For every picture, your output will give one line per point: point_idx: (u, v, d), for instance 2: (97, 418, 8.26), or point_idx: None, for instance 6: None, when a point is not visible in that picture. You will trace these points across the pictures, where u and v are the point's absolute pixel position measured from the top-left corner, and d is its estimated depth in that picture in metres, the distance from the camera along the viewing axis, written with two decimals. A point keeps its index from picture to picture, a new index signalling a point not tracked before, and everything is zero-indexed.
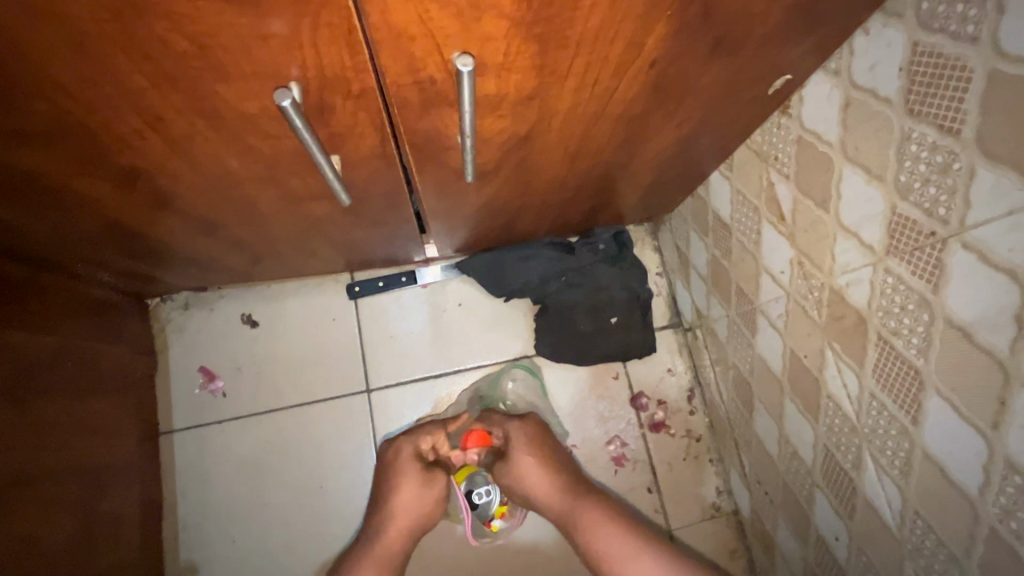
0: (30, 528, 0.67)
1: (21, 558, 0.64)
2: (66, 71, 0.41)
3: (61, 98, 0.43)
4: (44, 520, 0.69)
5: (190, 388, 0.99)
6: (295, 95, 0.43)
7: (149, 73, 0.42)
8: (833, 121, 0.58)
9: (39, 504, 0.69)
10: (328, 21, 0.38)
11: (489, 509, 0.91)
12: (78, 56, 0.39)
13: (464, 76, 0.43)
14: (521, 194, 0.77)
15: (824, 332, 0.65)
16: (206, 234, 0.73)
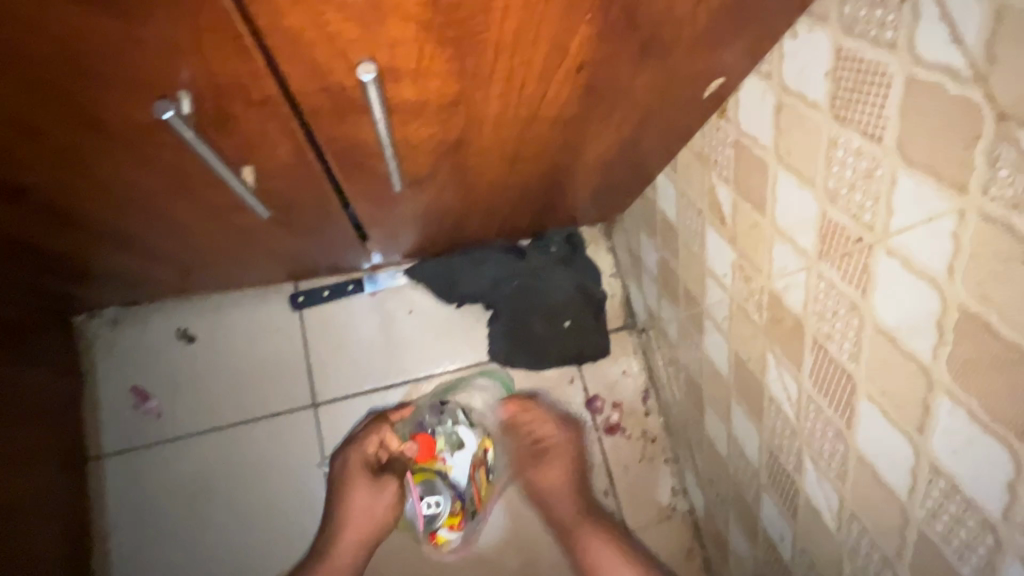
0: None
1: None
2: None
3: None
4: None
5: (121, 409, 0.93)
6: (182, 106, 0.40)
7: (16, 81, 0.37)
8: (768, 125, 0.58)
9: None
10: (211, 22, 0.34)
11: (435, 519, 0.89)
12: None
13: (368, 84, 0.40)
14: (463, 200, 0.75)
15: (765, 335, 0.66)
16: (121, 250, 0.68)
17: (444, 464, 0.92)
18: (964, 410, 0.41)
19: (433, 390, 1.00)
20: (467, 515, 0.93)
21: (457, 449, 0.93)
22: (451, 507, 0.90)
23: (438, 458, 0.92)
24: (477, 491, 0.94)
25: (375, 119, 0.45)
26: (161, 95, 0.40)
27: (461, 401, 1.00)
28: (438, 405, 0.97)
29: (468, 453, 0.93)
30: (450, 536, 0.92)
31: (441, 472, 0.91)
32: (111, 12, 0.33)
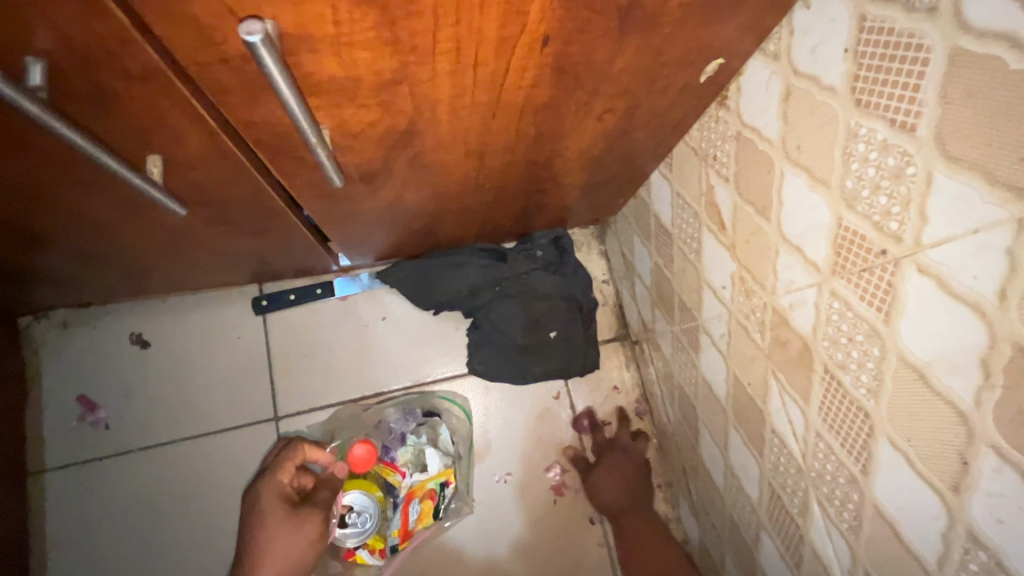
0: None
1: None
2: None
3: None
4: None
5: (67, 420, 0.86)
6: (33, 78, 0.32)
7: None
8: (774, 115, 0.49)
9: None
10: None
11: (356, 537, 0.79)
12: None
13: (258, 49, 0.32)
14: (429, 199, 0.67)
15: (767, 358, 0.57)
16: (38, 249, 0.60)
17: (398, 480, 0.83)
18: (1014, 471, 0.33)
19: (406, 396, 0.92)
20: (390, 544, 0.83)
21: (417, 470, 0.84)
22: (379, 528, 0.81)
23: (395, 471, 0.83)
24: (409, 526, 0.84)
25: (287, 99, 0.37)
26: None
27: (447, 416, 0.92)
28: (418, 414, 0.90)
29: (424, 476, 0.84)
30: (370, 560, 0.82)
31: (391, 488, 0.83)
32: None
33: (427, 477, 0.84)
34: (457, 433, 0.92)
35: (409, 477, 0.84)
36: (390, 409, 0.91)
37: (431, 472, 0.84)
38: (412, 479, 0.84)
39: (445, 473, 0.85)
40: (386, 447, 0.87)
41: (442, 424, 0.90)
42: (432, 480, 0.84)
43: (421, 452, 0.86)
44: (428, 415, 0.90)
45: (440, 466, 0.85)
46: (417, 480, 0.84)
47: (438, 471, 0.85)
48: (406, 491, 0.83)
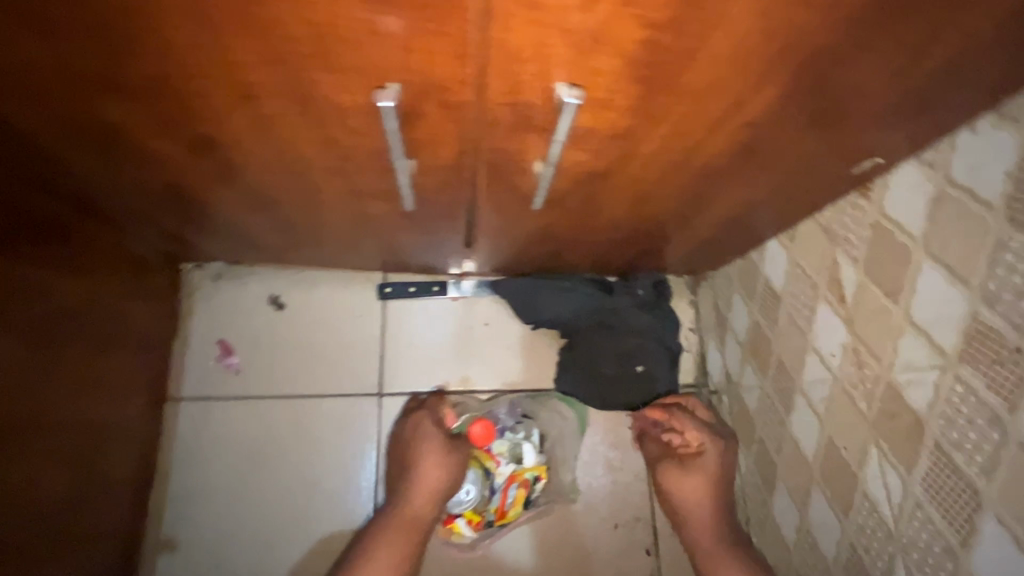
0: (28, 473, 0.65)
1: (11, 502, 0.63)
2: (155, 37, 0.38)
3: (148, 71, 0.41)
4: (46, 462, 0.68)
5: (206, 359, 0.98)
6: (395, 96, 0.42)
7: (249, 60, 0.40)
8: (919, 214, 0.56)
9: (43, 447, 0.68)
10: (435, 38, 0.37)
11: (458, 506, 0.91)
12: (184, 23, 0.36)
13: (569, 107, 0.43)
14: (576, 227, 0.76)
15: (870, 426, 0.63)
16: (255, 214, 0.72)
17: (494, 466, 0.93)
18: None
19: (517, 391, 1.02)
20: (486, 520, 0.93)
21: (513, 460, 0.94)
22: (478, 503, 0.92)
23: (493, 457, 0.94)
24: (504, 507, 0.93)
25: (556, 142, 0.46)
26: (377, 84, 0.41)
27: (541, 420, 0.99)
28: (520, 411, 0.99)
29: (520, 466, 0.94)
30: (466, 532, 0.93)
31: (490, 471, 0.93)
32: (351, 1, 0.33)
33: (523, 468, 0.94)
34: (547, 437, 0.99)
35: (505, 465, 0.94)
36: (502, 404, 1.00)
37: (527, 464, 0.95)
38: (509, 466, 0.94)
39: (537, 467, 0.95)
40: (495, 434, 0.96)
41: (536, 426, 0.99)
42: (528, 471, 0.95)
43: (517, 443, 0.95)
44: (526, 415, 0.99)
45: (535, 461, 0.95)
46: (515, 468, 0.94)
47: (533, 463, 0.95)
48: (502, 475, 0.93)
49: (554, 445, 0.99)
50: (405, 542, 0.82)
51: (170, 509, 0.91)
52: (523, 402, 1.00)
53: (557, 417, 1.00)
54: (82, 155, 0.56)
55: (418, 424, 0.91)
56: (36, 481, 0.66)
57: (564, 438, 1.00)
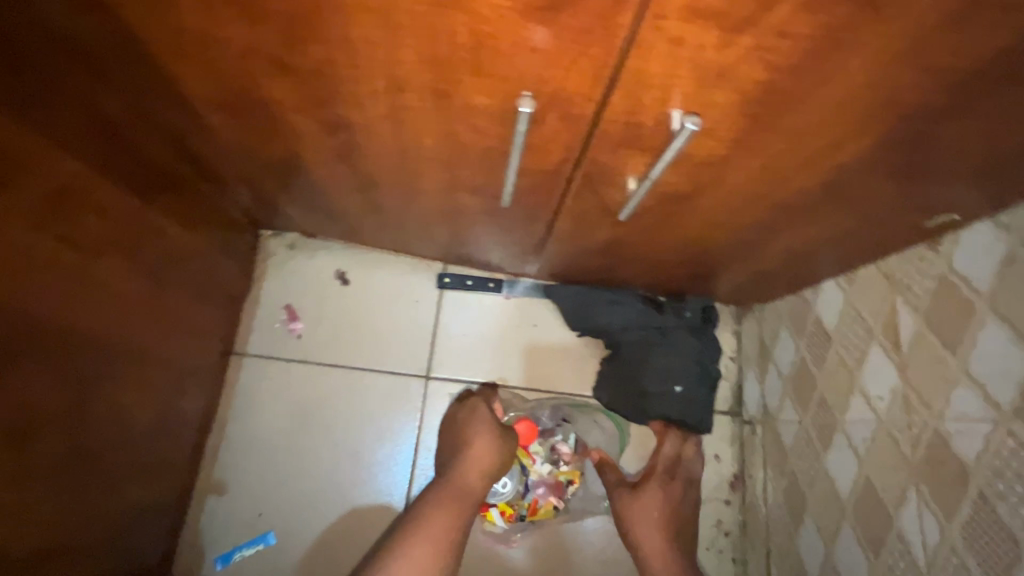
0: (132, 401, 0.71)
1: (120, 425, 0.69)
2: (333, 30, 0.43)
3: (315, 54, 0.47)
4: (144, 394, 0.73)
5: (272, 321, 1.05)
6: (530, 107, 0.47)
7: (408, 58, 0.45)
8: (989, 273, 0.58)
9: (144, 382, 0.73)
10: (578, 58, 0.41)
11: (494, 496, 0.98)
12: (361, 21, 0.42)
13: (685, 133, 0.46)
14: (644, 244, 0.80)
15: (912, 470, 0.65)
16: (351, 192, 0.78)
17: (530, 463, 1.00)
18: None
19: (563, 395, 1.06)
20: (519, 513, 0.99)
21: (548, 462, 1.00)
22: (512, 496, 0.99)
23: (529, 455, 1.00)
24: (537, 504, 0.99)
25: (660, 161, 0.51)
26: (514, 94, 0.47)
27: (579, 428, 1.04)
28: (562, 414, 1.05)
29: (554, 469, 1.00)
30: (501, 523, 0.99)
31: (525, 468, 0.99)
32: (518, 17, 0.38)
33: (557, 471, 1.01)
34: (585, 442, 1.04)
35: (540, 464, 1.00)
36: (546, 411, 1.05)
37: (561, 467, 1.01)
38: (543, 467, 1.00)
39: (571, 473, 1.01)
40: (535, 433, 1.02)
41: (573, 433, 1.03)
42: (563, 474, 1.01)
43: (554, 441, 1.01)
44: (567, 420, 1.04)
45: (570, 466, 1.01)
46: (549, 469, 1.00)
47: (568, 468, 1.01)
48: (537, 474, 0.99)
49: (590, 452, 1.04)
50: (456, 510, 0.85)
51: (224, 456, 0.97)
52: (568, 410, 1.05)
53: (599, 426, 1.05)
54: (221, 119, 0.62)
55: (475, 406, 0.97)
56: (135, 412, 0.72)
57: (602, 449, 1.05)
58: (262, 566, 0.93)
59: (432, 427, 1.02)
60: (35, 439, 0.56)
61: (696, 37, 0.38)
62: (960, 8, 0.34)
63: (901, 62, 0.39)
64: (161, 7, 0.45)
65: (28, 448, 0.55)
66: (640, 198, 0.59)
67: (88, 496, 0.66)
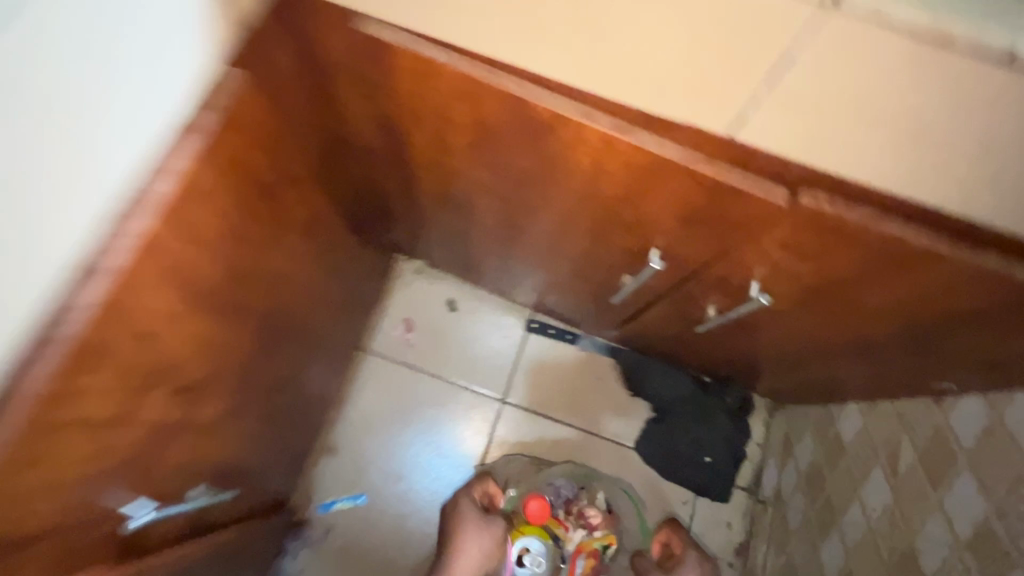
0: (313, 377, 0.97)
1: (306, 392, 0.96)
2: (545, 191, 0.67)
3: (524, 195, 0.71)
4: (319, 373, 1.00)
5: (392, 328, 1.31)
6: (659, 261, 0.71)
7: (587, 214, 0.69)
8: (973, 435, 0.76)
9: (322, 364, 0.99)
10: (698, 243, 0.64)
11: None
12: (567, 193, 0.66)
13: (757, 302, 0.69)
14: (709, 343, 1.01)
15: (887, 571, 0.83)
16: (493, 254, 1.02)
17: (563, 532, 1.06)
18: None
19: (608, 441, 1.27)
20: None
21: (580, 528, 1.09)
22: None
23: (560, 525, 1.06)
24: None
25: (739, 307, 0.73)
26: (647, 248, 0.70)
27: (606, 489, 1.23)
28: (578, 484, 1.20)
29: (588, 535, 1.08)
30: None
31: (558, 538, 1.05)
32: (668, 218, 0.61)
33: (592, 538, 1.08)
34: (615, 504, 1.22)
35: (572, 531, 1.07)
36: (558, 475, 1.22)
37: (596, 533, 1.09)
38: (576, 535, 1.07)
39: (606, 537, 1.09)
40: (560, 502, 1.13)
41: (598, 492, 1.20)
42: (597, 541, 1.08)
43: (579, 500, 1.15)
44: (587, 485, 1.21)
45: (603, 531, 1.10)
46: (583, 538, 1.07)
47: (601, 533, 1.09)
48: (571, 544, 1.05)
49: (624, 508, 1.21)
50: None
51: (339, 426, 1.23)
52: (579, 476, 1.23)
53: (627, 474, 1.25)
54: (428, 201, 0.88)
55: (461, 503, 1.05)
56: (313, 385, 0.99)
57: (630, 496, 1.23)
58: (355, 517, 1.19)
59: (501, 441, 1.26)
60: (278, 396, 0.83)
61: (779, 254, 0.60)
62: (948, 279, 0.54)
63: (910, 295, 0.59)
64: (438, 154, 0.70)
65: (275, 400, 0.82)
66: (720, 320, 0.81)
67: (280, 442, 0.93)
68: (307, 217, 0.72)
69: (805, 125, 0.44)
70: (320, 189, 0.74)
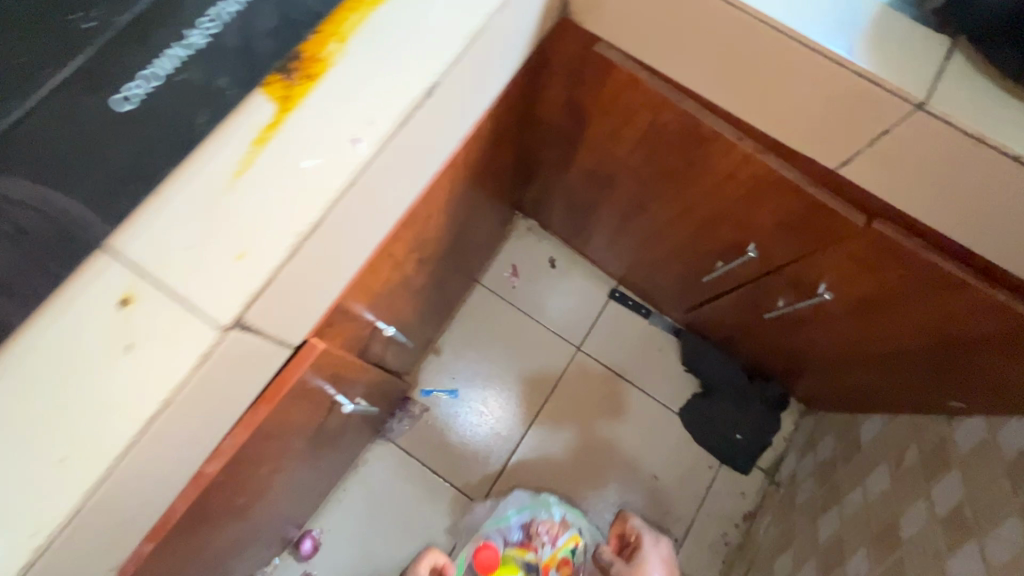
0: (454, 288, 1.26)
1: (447, 298, 1.25)
2: (681, 182, 0.91)
3: (659, 184, 0.95)
4: (457, 286, 1.28)
5: (502, 270, 1.59)
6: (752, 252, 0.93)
7: (706, 207, 0.92)
8: (969, 444, 0.95)
9: (460, 279, 1.28)
10: (787, 244, 0.87)
11: None
12: (698, 188, 0.89)
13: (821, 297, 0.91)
14: (767, 338, 1.23)
15: (870, 537, 1.04)
16: (607, 229, 1.27)
17: (532, 554, 1.29)
18: None
19: (657, 402, 1.51)
20: None
21: (545, 546, 1.31)
22: None
23: (530, 550, 1.30)
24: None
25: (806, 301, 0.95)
26: (745, 241, 0.93)
27: (552, 495, 1.42)
28: (529, 498, 1.40)
29: (552, 549, 1.31)
30: None
31: (529, 562, 1.28)
32: (771, 219, 0.84)
33: (556, 549, 1.31)
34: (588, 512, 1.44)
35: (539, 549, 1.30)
36: (506, 501, 1.40)
37: (558, 543, 1.32)
38: (545, 553, 1.30)
39: (570, 544, 1.32)
40: (520, 537, 1.33)
41: (548, 495, 1.41)
42: (562, 550, 1.31)
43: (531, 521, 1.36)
44: (534, 497, 1.41)
45: (566, 538, 1.33)
46: (551, 552, 1.30)
47: (563, 542, 1.32)
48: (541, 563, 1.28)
49: (656, 456, 1.48)
50: None
51: (447, 335, 1.53)
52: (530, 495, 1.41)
53: (669, 433, 1.49)
54: (576, 176, 1.13)
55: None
56: (451, 294, 1.28)
57: (664, 449, 1.48)
58: (444, 407, 1.49)
59: (569, 380, 1.53)
60: (439, 291, 1.12)
61: (847, 263, 0.82)
62: (969, 305, 0.75)
63: (940, 312, 0.80)
64: (607, 142, 0.95)
65: (437, 293, 1.11)
66: (786, 311, 1.03)
67: (425, 330, 1.22)
68: (499, 162, 0.99)
69: (890, 171, 0.65)
70: (513, 145, 1.00)
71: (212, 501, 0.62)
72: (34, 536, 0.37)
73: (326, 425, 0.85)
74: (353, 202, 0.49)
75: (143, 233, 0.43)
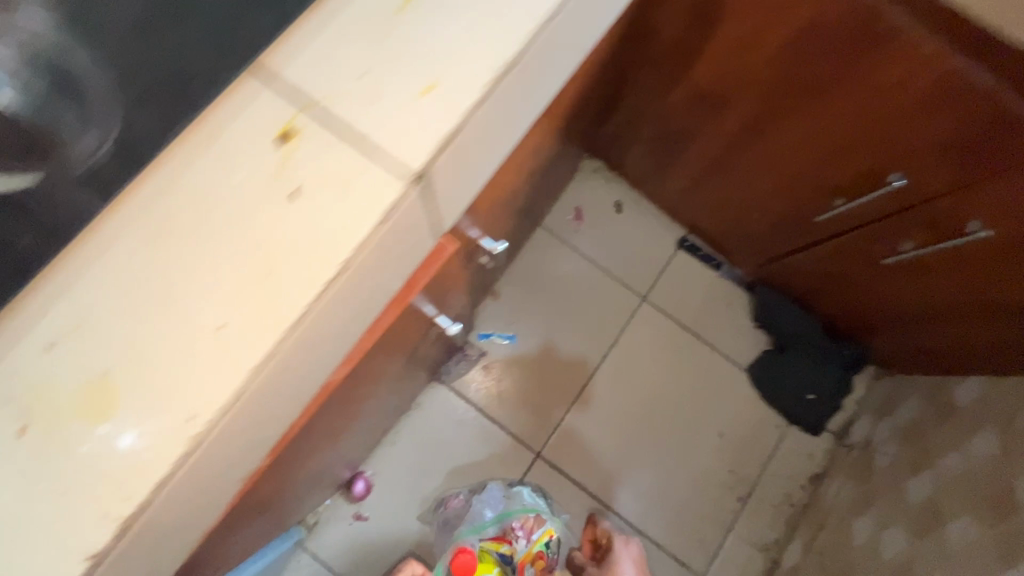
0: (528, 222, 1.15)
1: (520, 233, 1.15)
2: (830, 95, 0.81)
3: (800, 99, 0.85)
4: (531, 221, 1.18)
5: (565, 213, 1.48)
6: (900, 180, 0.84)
7: (857, 124, 0.82)
8: None
9: (534, 213, 1.18)
10: (950, 167, 0.77)
11: None
12: (852, 100, 0.79)
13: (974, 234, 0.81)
14: (867, 292, 1.13)
15: (973, 502, 0.96)
16: (695, 167, 1.16)
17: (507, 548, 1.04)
18: None
19: (725, 359, 1.44)
20: None
21: (522, 539, 1.06)
22: None
23: (503, 543, 1.05)
24: None
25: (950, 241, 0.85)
26: (891, 168, 0.83)
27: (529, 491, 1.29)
28: (500, 492, 1.27)
29: (529, 544, 1.06)
30: None
31: (505, 557, 1.03)
32: (941, 133, 0.74)
33: (533, 543, 1.07)
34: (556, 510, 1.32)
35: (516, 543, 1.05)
36: (474, 496, 1.28)
37: (535, 536, 1.08)
38: (520, 547, 1.05)
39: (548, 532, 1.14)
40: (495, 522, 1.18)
41: (521, 486, 1.29)
42: (540, 543, 1.08)
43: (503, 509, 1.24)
44: (506, 490, 1.28)
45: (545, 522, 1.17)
46: (528, 546, 1.05)
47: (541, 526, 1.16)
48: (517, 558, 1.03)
49: (722, 414, 1.41)
50: None
51: (506, 279, 1.45)
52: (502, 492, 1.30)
53: (737, 391, 1.42)
54: (682, 99, 1.02)
55: None
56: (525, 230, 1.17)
57: (729, 407, 1.41)
58: (500, 353, 1.41)
59: (632, 331, 1.44)
60: (522, 220, 1.02)
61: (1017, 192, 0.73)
62: None
63: None
64: (741, 51, 0.85)
65: (519, 223, 1.01)
66: (914, 255, 0.92)
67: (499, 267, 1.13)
68: (608, 64, 0.89)
69: None
70: (624, 48, 0.90)
71: (324, 417, 0.54)
72: (194, 424, 0.32)
73: (417, 352, 0.76)
74: (543, 47, 0.41)
75: (308, 48, 0.37)
